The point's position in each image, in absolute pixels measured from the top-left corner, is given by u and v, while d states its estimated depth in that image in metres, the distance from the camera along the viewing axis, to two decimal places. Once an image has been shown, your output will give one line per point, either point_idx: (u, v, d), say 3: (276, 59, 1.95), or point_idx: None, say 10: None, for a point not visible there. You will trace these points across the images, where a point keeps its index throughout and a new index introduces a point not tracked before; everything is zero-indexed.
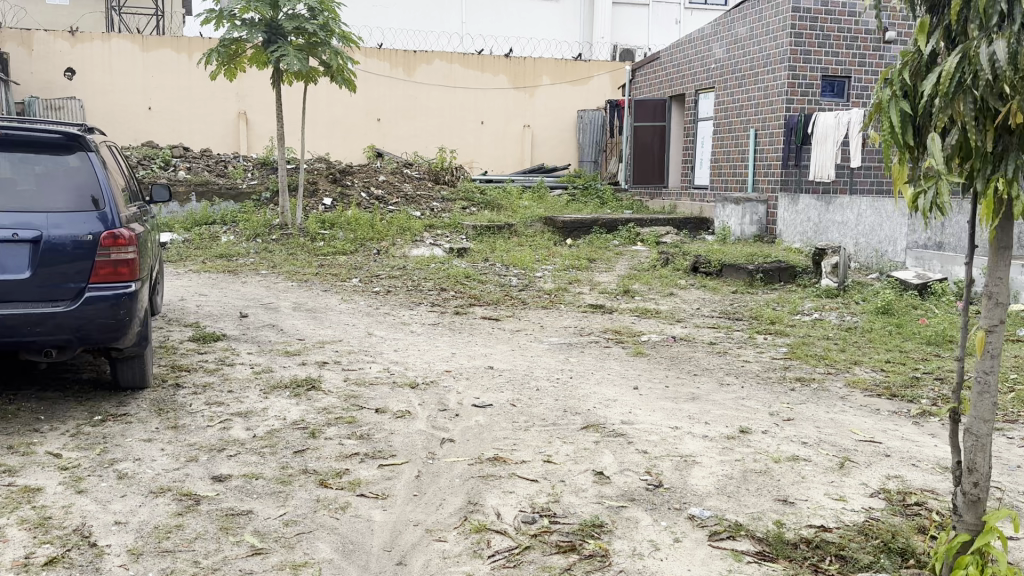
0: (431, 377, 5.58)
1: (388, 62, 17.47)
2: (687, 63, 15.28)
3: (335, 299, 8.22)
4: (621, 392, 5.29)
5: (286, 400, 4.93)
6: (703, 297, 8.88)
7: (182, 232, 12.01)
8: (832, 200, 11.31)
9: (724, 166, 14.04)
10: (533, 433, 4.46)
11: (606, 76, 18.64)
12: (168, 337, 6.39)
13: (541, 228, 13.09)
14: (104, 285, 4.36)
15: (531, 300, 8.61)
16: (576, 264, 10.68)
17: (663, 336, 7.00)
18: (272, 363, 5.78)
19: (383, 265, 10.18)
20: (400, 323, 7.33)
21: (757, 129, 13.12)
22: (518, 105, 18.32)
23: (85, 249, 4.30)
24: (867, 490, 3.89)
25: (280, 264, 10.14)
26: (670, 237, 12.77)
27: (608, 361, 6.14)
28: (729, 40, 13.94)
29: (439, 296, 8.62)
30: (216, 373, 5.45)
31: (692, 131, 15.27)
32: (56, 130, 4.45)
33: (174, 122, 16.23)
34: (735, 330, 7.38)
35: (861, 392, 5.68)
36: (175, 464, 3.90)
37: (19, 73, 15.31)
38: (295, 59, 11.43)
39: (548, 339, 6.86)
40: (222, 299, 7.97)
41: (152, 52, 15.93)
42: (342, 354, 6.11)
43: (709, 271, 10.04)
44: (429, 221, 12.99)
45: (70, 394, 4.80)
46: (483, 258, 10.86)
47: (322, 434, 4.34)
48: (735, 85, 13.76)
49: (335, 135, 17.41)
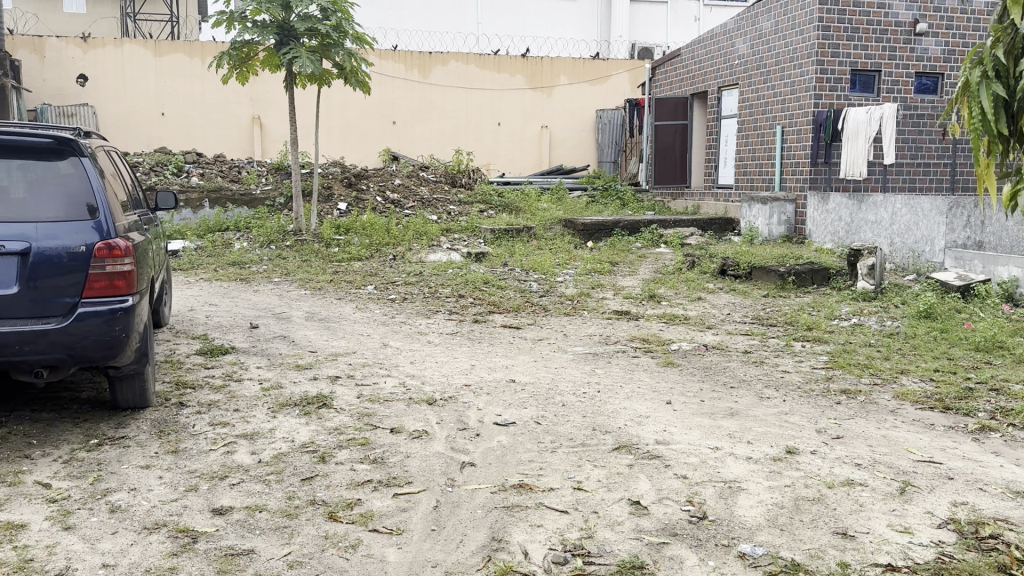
0: (450, 392, 5.24)
1: (403, 64, 17.19)
2: (709, 60, 14.87)
3: (349, 308, 7.90)
4: (654, 407, 4.92)
5: (295, 419, 4.61)
6: (733, 301, 8.49)
7: (194, 240, 11.77)
8: (864, 199, 10.89)
9: (750, 164, 13.61)
10: (560, 455, 4.11)
11: (625, 74, 18.21)
12: (174, 350, 6.09)
13: (561, 231, 12.73)
14: (97, 300, 4.06)
15: (553, 306, 8.24)
16: (598, 268, 10.31)
17: (694, 344, 6.62)
18: (281, 378, 5.46)
19: (399, 271, 9.87)
20: (417, 332, 7.00)
21: (783, 126, 12.69)
22: (535, 106, 17.97)
23: (78, 261, 4.00)
24: (933, 520, 3.50)
25: (293, 272, 9.85)
26: (695, 238, 12.37)
27: (638, 373, 5.77)
28: (753, 35, 13.52)
29: (457, 303, 8.29)
30: (222, 390, 5.14)
31: (715, 130, 14.84)
32: (45, 134, 4.13)
33: (187, 128, 16.04)
34: (771, 337, 6.99)
35: (912, 405, 5.28)
36: (173, 494, 3.59)
37: (31, 80, 15.17)
38: (308, 61, 11.15)
39: (572, 349, 6.50)
40: (232, 309, 7.68)
41: (164, 56, 15.76)
42: (355, 367, 5.78)
43: (738, 274, 9.65)
44: (446, 224, 12.69)
45: (66, 415, 4.50)
46: (501, 262, 10.53)
47: (332, 459, 4.01)
48: (760, 81, 13.33)
49: (350, 138, 17.15)
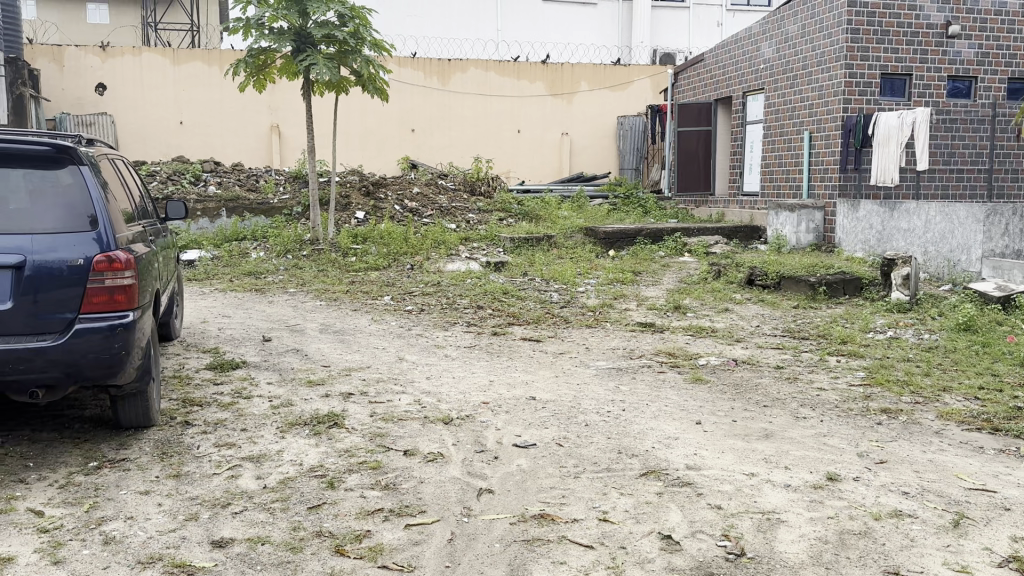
0: (468, 410, 4.99)
1: (422, 71, 17.03)
2: (733, 64, 14.57)
3: (365, 320, 7.69)
4: (683, 428, 4.64)
5: (304, 441, 4.38)
6: (762, 313, 8.19)
7: (211, 249, 11.64)
8: (896, 206, 10.55)
9: (776, 171, 13.27)
10: (584, 481, 3.84)
11: (647, 80, 17.95)
12: (183, 365, 5.90)
13: (582, 239, 12.45)
14: (96, 316, 3.86)
15: (575, 318, 7.98)
16: (620, 278, 10.04)
17: (723, 359, 6.33)
18: (292, 395, 5.24)
19: (416, 282, 9.66)
20: (434, 346, 6.77)
21: (811, 131, 12.37)
22: (556, 113, 17.75)
23: (76, 274, 3.81)
24: (992, 558, 3.20)
25: (309, 282, 9.67)
26: (720, 247, 12.06)
27: (665, 390, 5.49)
28: (779, 38, 13.21)
29: (476, 315, 8.05)
30: (230, 408, 4.93)
31: (740, 135, 14.51)
32: (44, 141, 3.94)
33: (205, 136, 15.99)
34: (803, 351, 6.70)
35: (957, 425, 4.96)
36: (172, 524, 3.36)
37: (49, 89, 15.16)
38: (325, 68, 11.00)
39: (595, 364, 6.23)
40: (245, 321, 7.49)
41: (183, 64, 15.72)
42: (369, 384, 5.55)
43: (766, 284, 9.34)
44: (465, 233, 12.47)
45: (66, 434, 4.31)
46: (521, 272, 10.30)
47: (342, 484, 3.77)
48: (787, 86, 13.00)
49: (369, 146, 17.00)
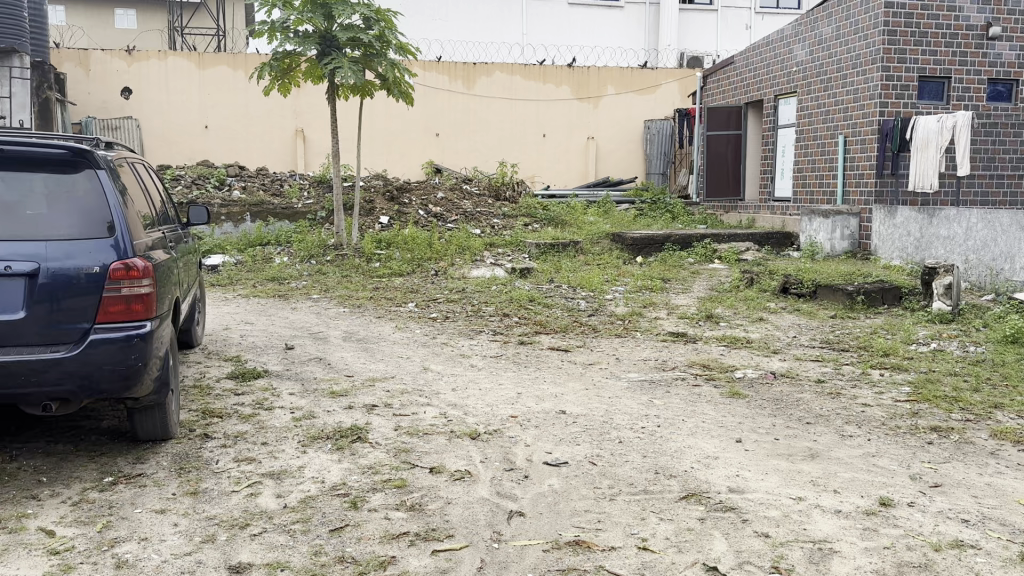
0: (496, 424, 4.80)
1: (447, 75, 16.88)
2: (764, 67, 14.28)
3: (389, 328, 7.52)
4: (723, 446, 4.43)
5: (327, 456, 4.20)
6: (798, 323, 7.93)
7: (235, 254, 11.57)
8: (935, 212, 10.18)
9: (809, 176, 12.96)
10: (621, 504, 3.63)
11: (675, 84, 17.69)
12: (203, 373, 5.76)
13: (609, 245, 12.21)
14: (112, 326, 3.72)
15: (604, 327, 7.74)
16: (649, 285, 9.80)
17: (761, 372, 6.09)
18: (314, 407, 5.07)
19: (441, 288, 9.48)
20: (460, 355, 6.57)
21: (846, 135, 12.06)
22: (582, 117, 17.55)
23: (91, 283, 3.68)
24: None
25: (333, 288, 9.53)
26: (751, 254, 11.77)
27: (701, 405, 5.25)
28: (812, 41, 12.90)
29: (502, 323, 7.86)
30: (250, 420, 4.77)
31: (771, 139, 14.20)
32: (60, 144, 3.81)
33: (230, 140, 15.99)
34: (844, 364, 6.45)
35: (1014, 445, 4.68)
36: (188, 546, 3.20)
37: (76, 93, 15.21)
38: (350, 72, 10.89)
39: (627, 376, 6.00)
40: (268, 328, 7.35)
41: (208, 69, 15.72)
42: (394, 395, 5.37)
43: (801, 293, 9.08)
44: (490, 238, 12.30)
45: (82, 447, 4.18)
46: (548, 278, 10.09)
47: (366, 505, 3.59)
48: (820, 89, 12.69)
49: (393, 151, 16.89)
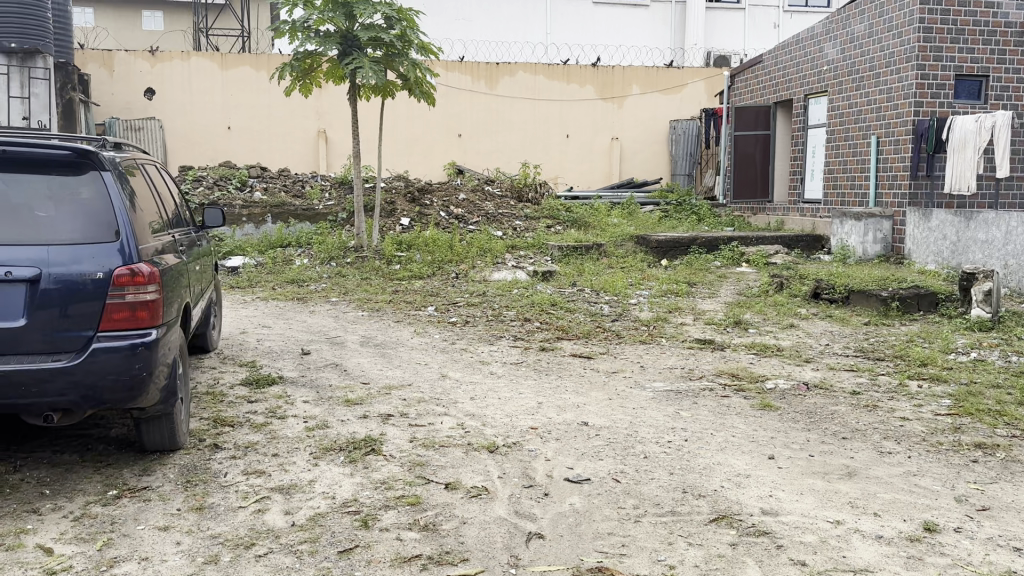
0: (515, 436, 4.61)
1: (470, 75, 16.72)
2: (794, 66, 13.96)
3: (407, 333, 7.36)
4: (754, 464, 4.23)
5: (339, 469, 4.03)
6: (831, 331, 7.66)
7: (255, 255, 11.48)
8: (972, 215, 9.85)
9: (840, 177, 12.62)
10: (646, 527, 3.43)
11: (701, 83, 17.41)
12: (217, 379, 5.63)
13: (633, 248, 11.98)
14: (116, 334, 3.58)
15: (629, 333, 7.52)
16: (674, 289, 9.56)
17: (792, 383, 5.85)
18: (328, 416, 4.92)
19: (461, 291, 9.32)
20: (479, 362, 6.39)
21: (879, 136, 11.73)
22: (606, 117, 17.31)
23: (93, 289, 3.54)
24: None
25: (352, 291, 9.40)
26: (780, 257, 11.47)
27: (730, 417, 5.03)
28: (844, 39, 12.57)
29: (523, 328, 7.66)
30: (262, 429, 4.62)
31: (801, 140, 13.87)
32: (64, 145, 3.68)
33: (253, 141, 15.96)
34: (880, 374, 6.20)
35: None
36: (189, 567, 3.04)
37: (99, 94, 15.24)
38: (371, 72, 10.76)
39: (652, 385, 5.77)
40: (285, 332, 7.22)
41: (231, 69, 15.71)
42: (411, 404, 5.20)
43: (833, 298, 8.81)
44: (512, 241, 12.13)
45: (88, 458, 4.08)
46: (570, 282, 9.89)
47: (377, 524, 3.42)
48: (852, 88, 12.36)
49: (416, 152, 16.76)
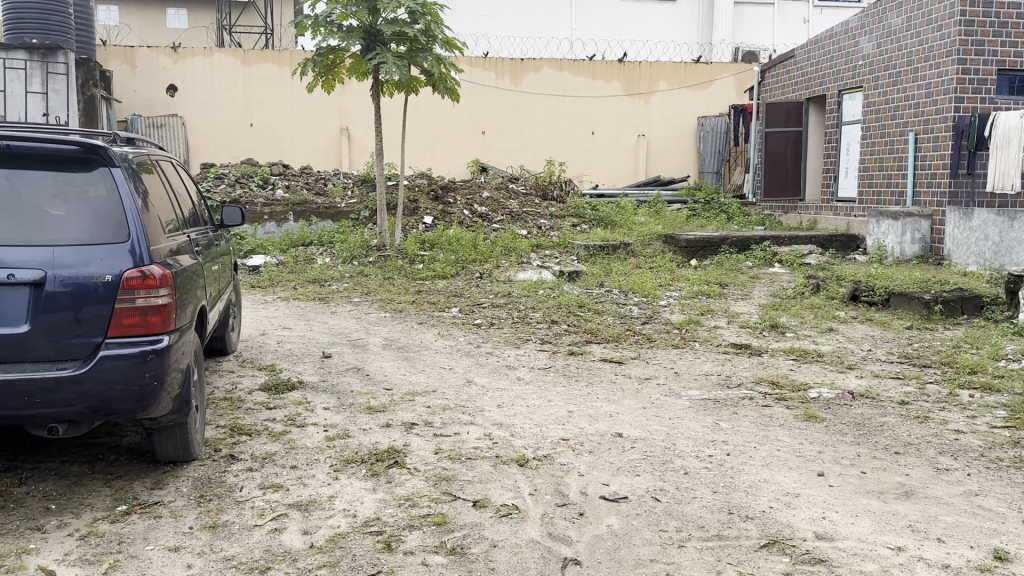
0: (546, 449, 4.35)
1: (494, 72, 16.48)
2: (827, 61, 13.56)
3: (431, 335, 7.13)
4: (804, 481, 3.97)
5: (360, 484, 3.80)
6: (872, 336, 7.32)
7: (277, 254, 11.30)
8: (1017, 214, 9.49)
9: (876, 175, 12.22)
10: (691, 553, 3.17)
11: (730, 79, 17.04)
12: (235, 384, 5.43)
13: (662, 248, 11.68)
14: (126, 340, 3.39)
15: (660, 337, 7.23)
16: (706, 290, 9.25)
17: (837, 393, 5.56)
18: (349, 424, 4.69)
19: (486, 292, 9.08)
20: (505, 366, 6.14)
21: (917, 133, 11.33)
22: (632, 114, 17.00)
23: (101, 293, 3.34)
24: None
25: (374, 291, 9.19)
26: (814, 257, 11.12)
27: (774, 430, 4.75)
28: (880, 32, 12.16)
29: (551, 331, 7.40)
30: (281, 439, 4.41)
31: (834, 136, 13.47)
32: (71, 139, 3.47)
33: (275, 139, 15.84)
34: (928, 383, 5.86)
35: None
36: None
37: (122, 91, 15.18)
38: (394, 66, 10.52)
39: (688, 393, 5.49)
40: (305, 334, 7.02)
41: (253, 66, 15.59)
42: (436, 412, 4.96)
43: (872, 300, 8.46)
44: (537, 240, 11.86)
45: (97, 469, 3.92)
46: (597, 282, 9.62)
47: (401, 546, 3.18)
48: (889, 83, 11.96)
49: (439, 149, 16.54)
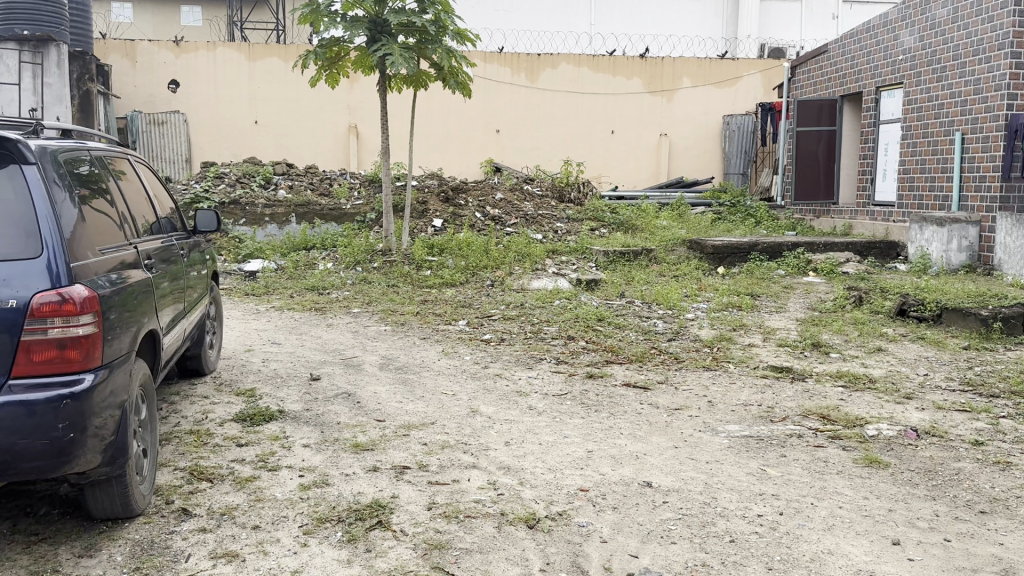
0: (561, 504, 3.62)
1: (509, 67, 15.77)
2: (863, 56, 12.75)
3: (434, 353, 6.42)
4: (875, 553, 3.24)
5: (333, 554, 3.11)
6: (925, 358, 6.55)
7: (276, 259, 10.65)
8: None
9: (917, 178, 11.41)
10: None
11: (757, 76, 16.30)
12: (206, 414, 4.75)
13: (686, 254, 10.92)
14: (38, 381, 2.75)
15: (689, 356, 6.47)
16: (737, 302, 8.48)
17: (898, 430, 4.81)
18: (331, 466, 4.01)
19: (497, 302, 8.37)
20: (516, 393, 5.41)
21: (964, 132, 10.51)
22: (654, 112, 16.27)
23: (7, 321, 2.70)
24: None
25: (375, 300, 8.50)
26: (853, 265, 10.34)
27: (831, 480, 4.02)
28: (923, 25, 11.33)
29: (567, 348, 6.68)
30: (246, 487, 3.72)
31: (871, 136, 12.64)
32: None
33: (281, 136, 15.24)
34: (1002, 417, 5.09)
35: None
36: None
37: (121, 86, 14.61)
38: (401, 59, 9.82)
39: (725, 429, 4.75)
40: (295, 351, 6.34)
41: (258, 60, 14.98)
42: (433, 452, 4.25)
43: (922, 316, 7.70)
44: (553, 245, 11.12)
45: (20, 528, 3.27)
46: (618, 292, 8.88)
47: None
48: (932, 79, 11.12)
49: (451, 149, 15.86)
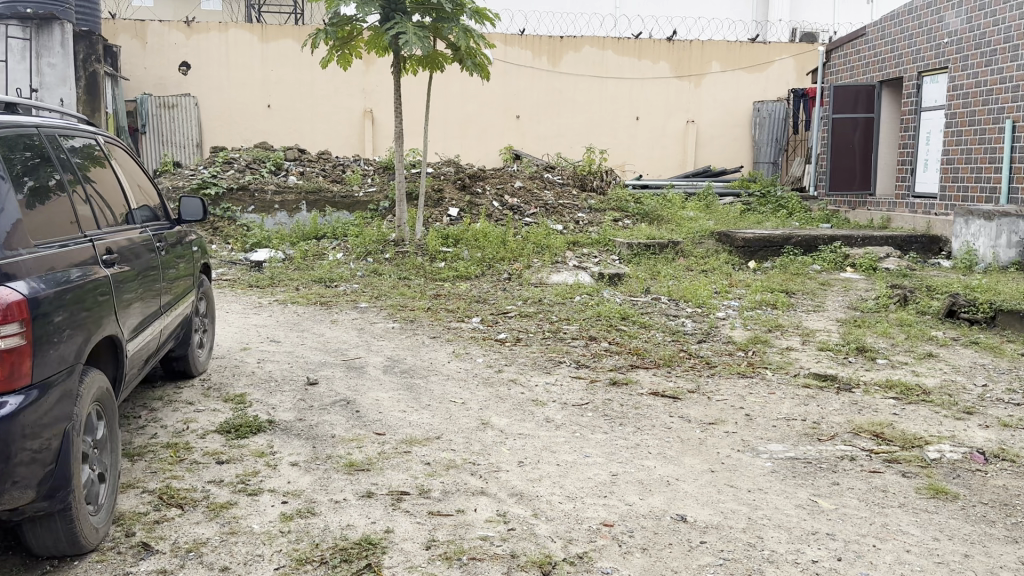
0: (582, 543, 3.11)
1: (531, 50, 15.19)
2: (905, 38, 12.03)
3: (443, 355, 5.92)
4: None
5: None
6: (982, 365, 5.95)
7: (284, 249, 10.21)
8: None
9: (962, 167, 10.73)
10: None
11: (790, 60, 15.62)
12: (188, 424, 4.29)
13: (714, 246, 10.34)
14: None
15: (722, 361, 5.92)
16: (771, 300, 7.90)
17: (963, 452, 4.25)
18: (320, 490, 3.52)
19: (513, 297, 7.84)
20: (531, 402, 4.90)
21: (1016, 119, 9.83)
22: (681, 98, 15.64)
23: None
24: None
25: (385, 294, 8.03)
26: (893, 261, 9.71)
27: (893, 515, 3.48)
28: (971, 5, 10.60)
29: (588, 350, 6.16)
30: (220, 517, 3.24)
31: (911, 124, 11.96)
32: None
33: (294, 121, 14.81)
34: None
35: None
36: None
37: (131, 68, 14.20)
38: (414, 38, 9.25)
39: (767, 449, 4.21)
40: (293, 351, 5.87)
41: (271, 42, 14.51)
42: (436, 473, 3.75)
43: (974, 318, 7.09)
44: (573, 235, 10.60)
45: None
46: (643, 287, 8.35)
47: None
48: (981, 63, 10.41)
49: (470, 134, 15.34)
